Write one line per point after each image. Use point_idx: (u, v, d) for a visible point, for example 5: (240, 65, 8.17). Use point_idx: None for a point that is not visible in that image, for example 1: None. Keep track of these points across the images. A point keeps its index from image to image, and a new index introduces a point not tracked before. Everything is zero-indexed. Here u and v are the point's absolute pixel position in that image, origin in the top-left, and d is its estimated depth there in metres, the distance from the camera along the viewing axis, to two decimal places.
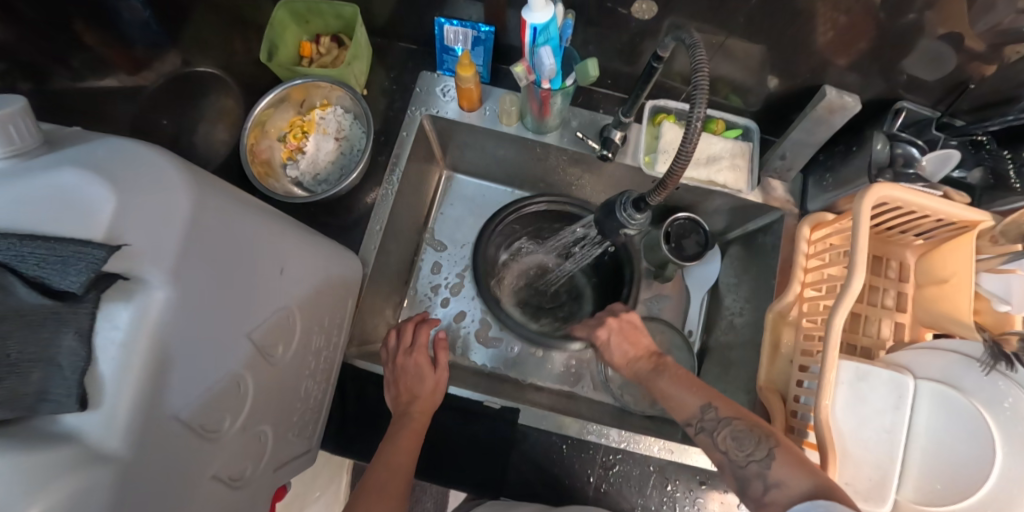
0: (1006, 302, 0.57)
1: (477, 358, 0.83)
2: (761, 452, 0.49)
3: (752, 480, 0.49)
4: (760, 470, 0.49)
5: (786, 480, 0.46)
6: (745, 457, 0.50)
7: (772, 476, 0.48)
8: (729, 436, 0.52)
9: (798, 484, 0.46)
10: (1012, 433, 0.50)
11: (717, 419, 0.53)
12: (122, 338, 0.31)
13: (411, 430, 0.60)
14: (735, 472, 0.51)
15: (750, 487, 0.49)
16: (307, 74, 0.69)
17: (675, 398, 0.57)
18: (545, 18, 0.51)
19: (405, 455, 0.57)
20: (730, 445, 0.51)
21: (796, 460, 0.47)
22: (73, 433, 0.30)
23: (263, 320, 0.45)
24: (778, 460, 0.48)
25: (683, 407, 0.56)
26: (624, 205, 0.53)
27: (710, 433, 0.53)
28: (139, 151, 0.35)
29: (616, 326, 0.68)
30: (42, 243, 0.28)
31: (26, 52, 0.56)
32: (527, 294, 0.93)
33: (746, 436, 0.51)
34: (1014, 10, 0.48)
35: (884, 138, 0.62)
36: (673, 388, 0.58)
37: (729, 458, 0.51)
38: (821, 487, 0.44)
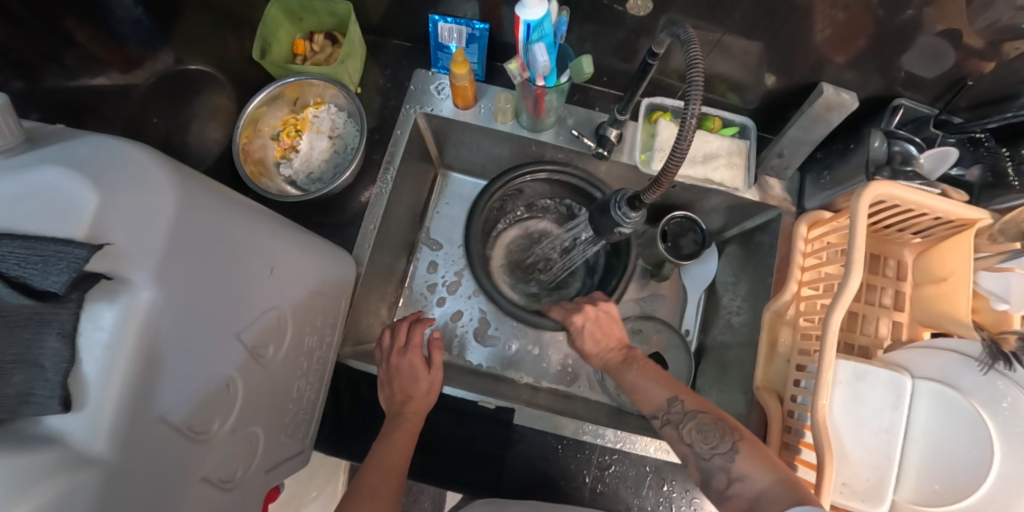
0: (1005, 300, 0.56)
1: (473, 358, 0.83)
2: (724, 445, 0.49)
3: (716, 472, 0.49)
4: (724, 464, 0.48)
5: (749, 474, 0.47)
6: (710, 450, 0.50)
7: (735, 470, 0.48)
8: (695, 429, 0.52)
9: (759, 478, 0.46)
10: (1011, 433, 0.50)
11: (683, 412, 0.53)
12: (107, 339, 0.31)
13: (403, 434, 0.59)
14: (698, 464, 0.50)
15: (714, 480, 0.49)
16: (300, 72, 0.69)
17: (644, 391, 0.57)
18: (539, 14, 0.50)
19: (397, 455, 0.56)
20: (695, 438, 0.51)
21: (760, 454, 0.48)
22: (57, 436, 0.30)
23: (253, 321, 0.45)
24: (739, 453, 0.48)
25: (652, 401, 0.56)
26: (619, 203, 0.53)
27: (675, 425, 0.53)
28: (123, 148, 0.34)
29: (592, 314, 0.67)
30: (23, 243, 0.28)
31: (19, 49, 0.52)
32: (518, 259, 0.89)
33: (711, 429, 0.51)
34: (1013, 7, 0.48)
35: (881, 136, 0.61)
36: (640, 381, 0.58)
37: (693, 451, 0.51)
38: (783, 482, 0.45)
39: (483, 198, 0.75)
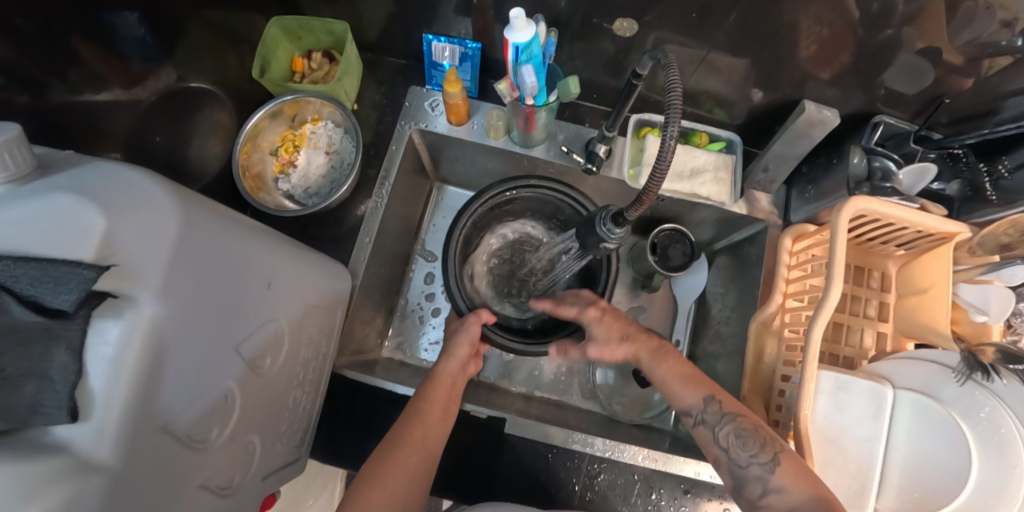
0: (984, 312, 0.58)
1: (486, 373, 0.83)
2: (766, 455, 0.51)
3: (751, 482, 0.51)
4: (762, 474, 0.51)
5: (787, 488, 0.49)
6: (749, 458, 0.52)
7: (773, 481, 0.50)
8: (733, 433, 0.53)
9: (798, 492, 0.48)
10: (987, 440, 0.51)
11: (721, 414, 0.55)
12: (112, 353, 0.32)
13: (427, 421, 0.59)
14: (733, 470, 0.53)
15: (749, 488, 0.51)
16: (298, 90, 0.72)
17: (672, 390, 0.58)
18: (526, 37, 0.52)
19: (437, 416, 0.61)
20: (733, 443, 0.53)
21: (799, 470, 0.49)
22: (65, 444, 0.31)
23: (251, 334, 0.47)
24: (780, 467, 0.50)
25: (685, 401, 0.57)
26: (604, 219, 0.54)
27: (712, 426, 0.55)
28: (128, 174, 0.36)
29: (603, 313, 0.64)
30: (36, 264, 0.30)
31: (27, 67, 0.49)
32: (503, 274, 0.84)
33: (750, 437, 0.52)
34: (996, 22, 0.49)
35: (860, 152, 0.64)
36: (669, 379, 0.59)
37: (730, 455, 0.53)
38: (819, 497, 0.47)
39: (456, 225, 0.72)
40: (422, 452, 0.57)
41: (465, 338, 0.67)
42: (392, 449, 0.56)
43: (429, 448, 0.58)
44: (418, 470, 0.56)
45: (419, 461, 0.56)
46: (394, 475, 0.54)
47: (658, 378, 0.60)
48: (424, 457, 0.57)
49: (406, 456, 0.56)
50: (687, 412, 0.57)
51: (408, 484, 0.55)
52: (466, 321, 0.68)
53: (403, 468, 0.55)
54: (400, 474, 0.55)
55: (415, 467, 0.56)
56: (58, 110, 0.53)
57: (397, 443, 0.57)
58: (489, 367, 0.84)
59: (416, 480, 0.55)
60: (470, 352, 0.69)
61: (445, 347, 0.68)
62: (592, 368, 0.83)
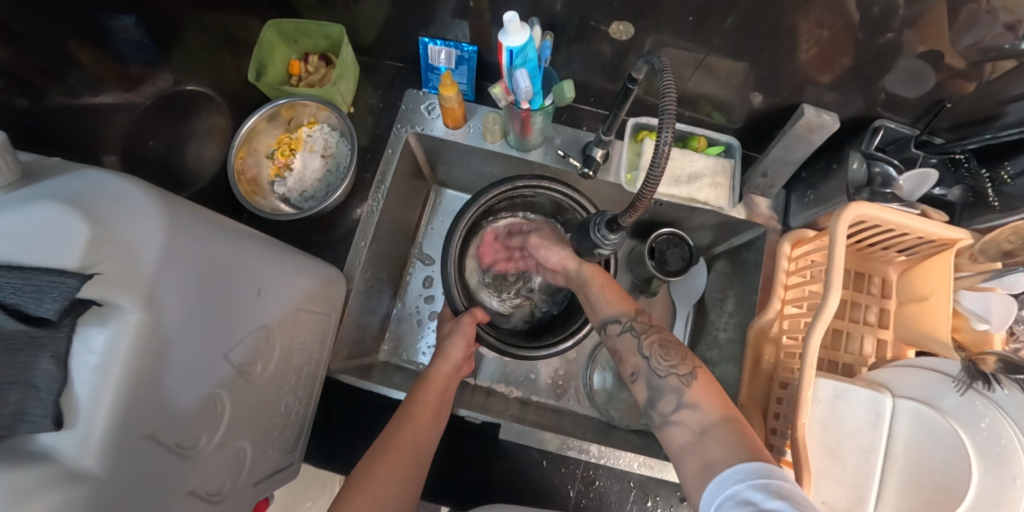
0: (985, 320, 0.57)
1: (484, 377, 0.83)
2: (683, 368, 0.53)
3: (667, 394, 0.52)
4: (677, 387, 0.52)
5: (700, 404, 0.50)
6: (668, 369, 0.53)
7: (687, 396, 0.51)
8: (657, 346, 0.56)
9: (709, 410, 0.49)
10: (987, 450, 0.50)
11: (646, 325, 0.58)
12: (98, 361, 0.32)
13: (418, 427, 0.59)
14: (651, 381, 0.54)
15: (662, 401, 0.52)
16: (294, 93, 0.72)
17: (608, 300, 0.63)
18: (521, 41, 0.52)
19: (428, 418, 0.61)
20: (655, 353, 0.55)
21: (714, 392, 0.51)
22: (50, 452, 0.31)
23: (241, 340, 0.47)
24: (694, 380, 0.51)
25: (618, 310, 0.61)
26: (598, 225, 0.54)
27: (637, 334, 0.58)
28: (114, 180, 0.36)
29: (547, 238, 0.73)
30: (19, 272, 0.29)
31: (25, 71, 0.49)
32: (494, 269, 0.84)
33: (672, 350, 0.55)
34: (1000, 26, 0.48)
35: (859, 157, 0.63)
36: (602, 296, 0.64)
37: (650, 365, 0.54)
38: (729, 415, 0.48)
39: (455, 231, 0.73)
40: (413, 455, 0.57)
41: (461, 339, 0.70)
42: (381, 454, 0.56)
43: (418, 452, 0.58)
44: (406, 473, 0.55)
45: (408, 466, 0.56)
46: (384, 478, 0.54)
47: (593, 292, 0.64)
48: (414, 462, 0.57)
49: (397, 459, 0.56)
50: (616, 320, 0.60)
51: (398, 489, 0.54)
52: (460, 320, 0.71)
53: (390, 470, 0.54)
54: (389, 479, 0.54)
55: (406, 471, 0.55)
56: (56, 113, 0.53)
57: (387, 447, 0.56)
58: (486, 371, 0.84)
59: (404, 486, 0.54)
60: (465, 353, 0.71)
61: (441, 349, 0.70)
62: (589, 371, 0.83)
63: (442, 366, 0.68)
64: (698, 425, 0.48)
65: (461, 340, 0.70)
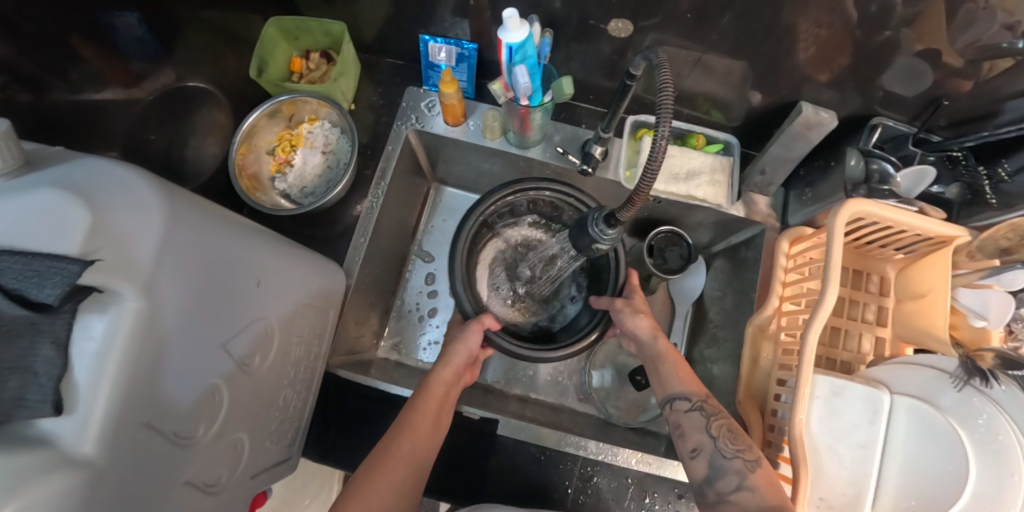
0: (983, 317, 0.57)
1: (489, 376, 0.83)
2: (750, 452, 0.52)
3: (728, 474, 0.52)
4: (740, 469, 0.51)
5: (760, 487, 0.50)
6: (734, 451, 0.53)
7: (749, 479, 0.51)
8: (725, 427, 0.55)
9: (769, 494, 0.49)
10: (984, 447, 0.50)
11: (716, 409, 0.57)
12: (97, 348, 0.32)
13: (417, 436, 0.58)
14: (714, 461, 0.53)
15: (721, 481, 0.52)
16: (294, 90, 0.72)
17: (677, 378, 0.60)
18: (520, 37, 0.52)
19: (427, 429, 0.59)
20: (723, 435, 0.54)
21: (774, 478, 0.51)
22: (49, 438, 0.31)
23: (239, 333, 0.47)
24: (760, 467, 0.51)
25: (688, 389, 0.59)
26: (597, 220, 0.54)
27: (707, 415, 0.56)
28: (116, 170, 0.37)
29: (628, 306, 0.70)
30: (20, 257, 0.29)
31: (28, 67, 0.49)
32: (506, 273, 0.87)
33: (740, 435, 0.54)
34: (995, 25, 0.48)
35: (857, 154, 0.64)
36: (674, 371, 0.61)
37: (716, 445, 0.54)
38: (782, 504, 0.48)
39: (464, 227, 0.73)
40: (410, 466, 0.56)
41: (463, 347, 0.68)
42: (379, 463, 0.56)
43: (417, 460, 0.58)
44: (405, 483, 0.55)
45: (407, 475, 0.56)
46: (379, 489, 0.54)
47: (664, 369, 0.62)
48: (413, 470, 0.57)
49: (394, 468, 0.56)
50: (686, 398, 0.58)
51: (396, 497, 0.54)
52: (466, 327, 0.69)
53: (389, 482, 0.55)
54: (387, 489, 0.54)
55: (402, 480, 0.55)
56: (57, 108, 0.53)
57: (384, 455, 0.56)
58: (487, 369, 0.84)
59: (400, 495, 0.55)
60: (465, 361, 0.69)
61: (442, 357, 0.68)
62: (587, 371, 0.83)
63: (443, 373, 0.66)
64: (754, 508, 0.48)
65: (464, 349, 0.68)
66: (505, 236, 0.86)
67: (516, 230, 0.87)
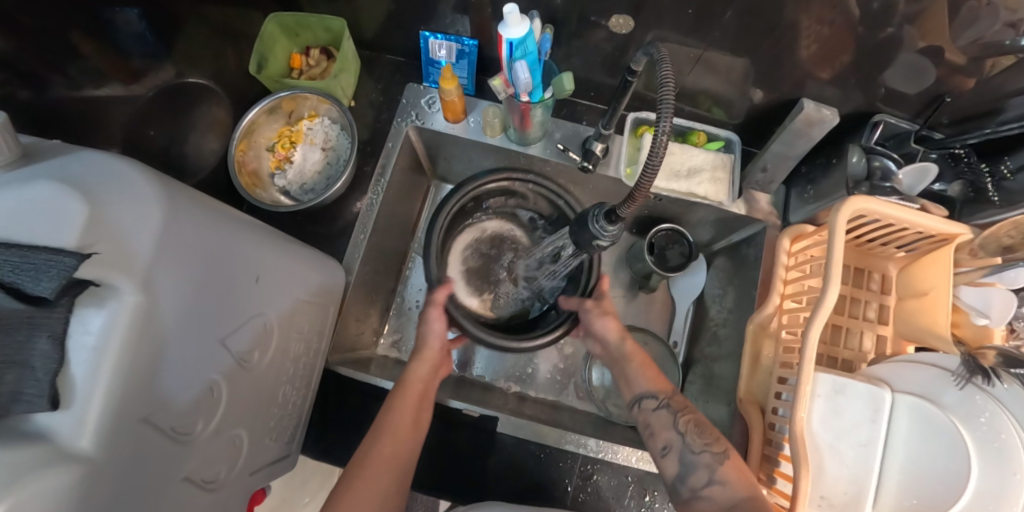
0: (985, 315, 0.57)
1: (477, 371, 0.84)
2: (718, 446, 0.53)
3: (698, 469, 0.52)
4: (710, 463, 0.52)
5: (730, 481, 0.51)
6: (702, 446, 0.54)
7: (719, 473, 0.52)
8: (692, 423, 0.56)
9: (738, 489, 0.50)
10: (986, 444, 0.50)
11: (682, 405, 0.58)
12: (95, 342, 0.32)
13: (397, 439, 0.57)
14: (683, 457, 0.54)
15: (693, 476, 0.52)
16: (295, 86, 0.72)
17: (639, 377, 0.62)
18: (521, 33, 0.52)
19: (407, 429, 0.58)
20: (691, 430, 0.55)
21: (743, 473, 0.52)
22: (46, 432, 0.31)
23: (238, 328, 0.47)
24: (729, 460, 0.52)
25: (649, 387, 0.60)
26: (597, 217, 0.54)
27: (674, 412, 0.57)
28: (114, 163, 0.36)
29: (597, 307, 0.71)
30: (17, 251, 0.29)
31: (26, 62, 0.49)
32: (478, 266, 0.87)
33: (708, 430, 0.55)
34: (998, 22, 0.48)
35: (859, 151, 0.63)
36: (639, 370, 0.63)
37: (685, 441, 0.54)
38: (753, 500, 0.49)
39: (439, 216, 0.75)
40: (394, 470, 0.55)
41: (432, 337, 0.69)
42: (361, 472, 0.54)
43: (400, 463, 0.56)
44: (390, 487, 0.54)
45: (392, 479, 0.55)
46: (365, 498, 0.52)
47: (631, 369, 0.63)
48: (396, 473, 0.56)
49: (378, 476, 0.54)
50: (652, 396, 0.59)
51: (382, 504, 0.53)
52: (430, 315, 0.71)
53: (374, 488, 0.53)
54: (372, 497, 0.53)
55: (388, 486, 0.54)
56: (57, 105, 0.53)
57: (367, 461, 0.55)
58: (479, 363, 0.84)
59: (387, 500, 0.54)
60: (440, 354, 0.69)
61: (416, 352, 0.68)
62: (587, 369, 0.83)
63: (418, 369, 0.66)
64: (728, 502, 0.49)
65: (435, 341, 0.70)
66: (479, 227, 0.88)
67: (491, 222, 0.88)
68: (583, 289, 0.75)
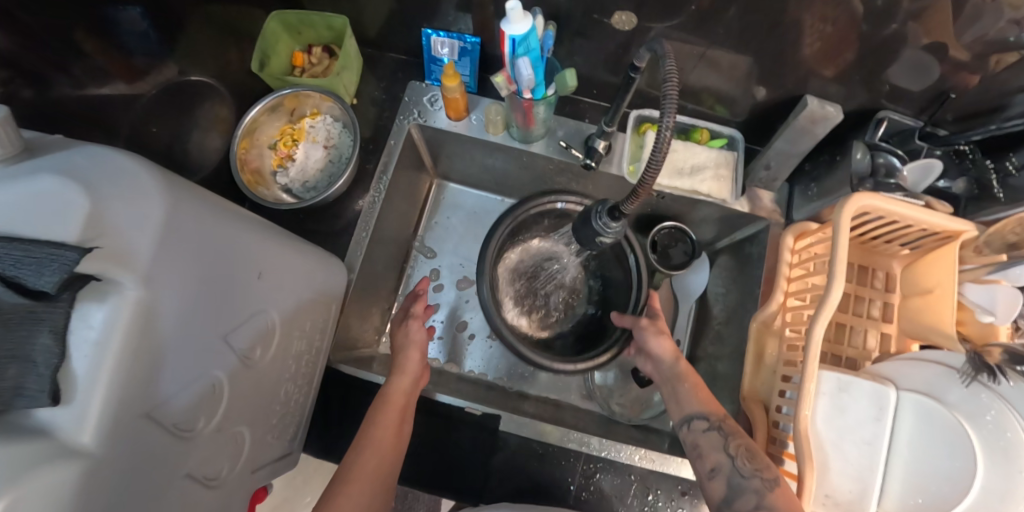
0: (990, 313, 0.56)
1: (469, 365, 0.84)
2: (769, 472, 0.51)
3: (746, 494, 0.50)
4: (760, 489, 0.49)
5: (780, 508, 0.47)
6: (752, 470, 0.51)
7: (768, 499, 0.48)
8: (743, 447, 0.53)
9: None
10: (991, 444, 0.49)
11: (735, 428, 0.55)
12: (96, 337, 0.32)
13: (380, 451, 0.56)
14: (732, 479, 0.52)
15: (740, 501, 0.50)
16: (297, 84, 0.72)
17: (691, 398, 0.60)
18: (523, 29, 0.52)
19: (390, 442, 0.57)
20: (741, 454, 0.53)
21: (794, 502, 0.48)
22: (48, 427, 0.31)
23: (240, 325, 0.47)
24: (781, 486, 0.49)
25: (700, 408, 0.58)
26: (600, 213, 0.54)
27: (725, 434, 0.55)
28: (115, 158, 0.36)
29: (652, 325, 0.70)
30: (19, 245, 0.29)
31: (27, 60, 0.49)
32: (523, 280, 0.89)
33: (760, 455, 0.52)
34: (1003, 19, 0.47)
35: (864, 148, 0.63)
36: (691, 393, 0.60)
37: (734, 464, 0.52)
38: None
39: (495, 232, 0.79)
40: (376, 484, 0.55)
41: (414, 350, 0.68)
42: (341, 485, 0.53)
43: (383, 475, 0.56)
44: (371, 502, 0.54)
45: (373, 492, 0.54)
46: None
47: (683, 388, 0.62)
48: (377, 486, 0.55)
49: (359, 489, 0.53)
50: (703, 418, 0.57)
51: None
52: (410, 331, 0.71)
53: (355, 504, 0.52)
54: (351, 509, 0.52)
55: (368, 501, 0.53)
56: (61, 104, 0.53)
57: (347, 477, 0.54)
58: (470, 360, 0.85)
59: None
60: (421, 365, 0.68)
61: (396, 365, 0.66)
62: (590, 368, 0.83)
63: (400, 382, 0.64)
64: None
65: (415, 354, 0.68)
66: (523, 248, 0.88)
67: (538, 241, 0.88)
68: (634, 306, 0.78)
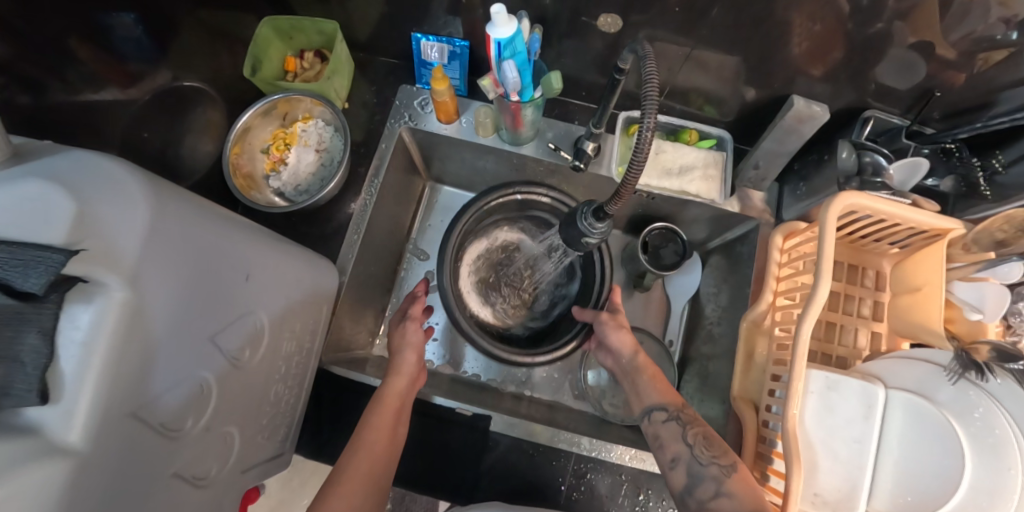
0: (978, 310, 0.56)
1: (469, 368, 0.85)
2: (726, 458, 0.51)
3: (706, 481, 0.51)
4: (718, 475, 0.50)
5: (737, 492, 0.48)
6: (710, 458, 0.52)
7: (726, 485, 0.49)
8: (701, 435, 0.54)
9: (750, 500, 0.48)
10: (981, 442, 0.49)
11: (693, 417, 0.56)
12: (83, 338, 0.32)
13: (373, 453, 0.56)
14: (691, 467, 0.52)
15: (699, 489, 0.51)
16: (287, 88, 0.73)
17: (649, 388, 0.60)
18: (509, 32, 0.52)
19: (383, 445, 0.58)
20: (699, 442, 0.53)
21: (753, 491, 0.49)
22: (35, 426, 0.32)
23: (229, 327, 0.47)
24: (738, 472, 0.50)
25: (657, 399, 0.58)
26: (585, 214, 0.54)
27: (684, 424, 0.55)
28: (102, 162, 0.37)
29: (611, 320, 0.69)
30: (5, 247, 0.30)
31: (23, 66, 0.50)
32: (490, 276, 0.90)
33: (718, 442, 0.53)
34: (987, 18, 0.48)
35: (849, 146, 0.63)
36: (651, 385, 0.60)
37: (693, 452, 0.53)
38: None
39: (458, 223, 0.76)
40: (368, 487, 0.55)
41: (411, 350, 0.68)
42: (333, 487, 0.53)
43: (375, 478, 0.56)
44: (364, 504, 0.54)
45: (366, 495, 0.54)
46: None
47: (642, 380, 0.61)
48: (370, 489, 0.55)
49: (351, 490, 0.53)
50: (661, 409, 0.57)
51: None
52: (408, 331, 0.71)
53: (347, 505, 0.52)
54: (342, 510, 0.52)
55: (361, 503, 0.53)
56: (54, 109, 0.54)
57: (340, 478, 0.54)
58: (466, 362, 0.85)
59: None
60: (418, 365, 0.68)
61: (392, 366, 0.66)
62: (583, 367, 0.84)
63: (396, 383, 0.65)
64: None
65: (412, 355, 0.68)
66: (490, 237, 0.89)
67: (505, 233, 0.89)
68: (595, 301, 0.77)
